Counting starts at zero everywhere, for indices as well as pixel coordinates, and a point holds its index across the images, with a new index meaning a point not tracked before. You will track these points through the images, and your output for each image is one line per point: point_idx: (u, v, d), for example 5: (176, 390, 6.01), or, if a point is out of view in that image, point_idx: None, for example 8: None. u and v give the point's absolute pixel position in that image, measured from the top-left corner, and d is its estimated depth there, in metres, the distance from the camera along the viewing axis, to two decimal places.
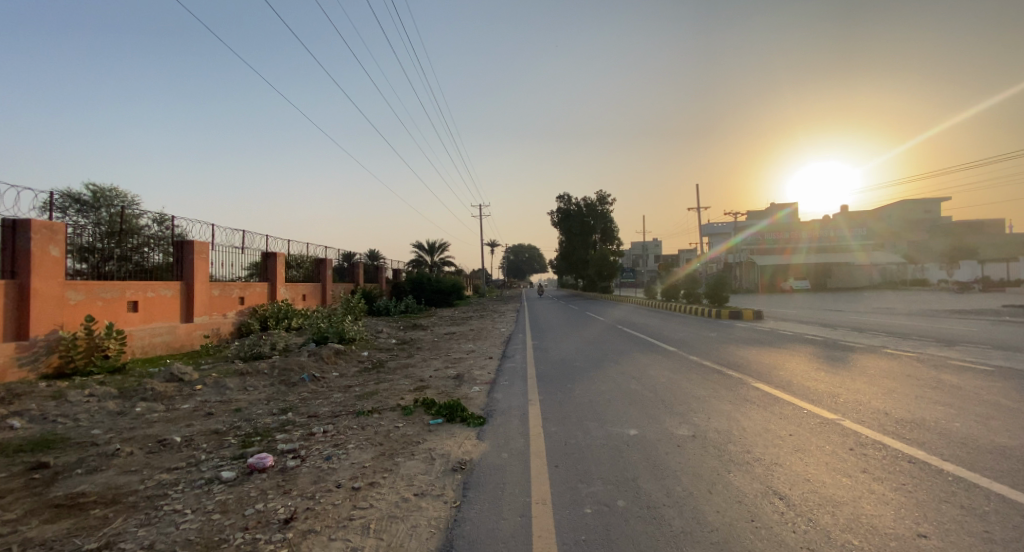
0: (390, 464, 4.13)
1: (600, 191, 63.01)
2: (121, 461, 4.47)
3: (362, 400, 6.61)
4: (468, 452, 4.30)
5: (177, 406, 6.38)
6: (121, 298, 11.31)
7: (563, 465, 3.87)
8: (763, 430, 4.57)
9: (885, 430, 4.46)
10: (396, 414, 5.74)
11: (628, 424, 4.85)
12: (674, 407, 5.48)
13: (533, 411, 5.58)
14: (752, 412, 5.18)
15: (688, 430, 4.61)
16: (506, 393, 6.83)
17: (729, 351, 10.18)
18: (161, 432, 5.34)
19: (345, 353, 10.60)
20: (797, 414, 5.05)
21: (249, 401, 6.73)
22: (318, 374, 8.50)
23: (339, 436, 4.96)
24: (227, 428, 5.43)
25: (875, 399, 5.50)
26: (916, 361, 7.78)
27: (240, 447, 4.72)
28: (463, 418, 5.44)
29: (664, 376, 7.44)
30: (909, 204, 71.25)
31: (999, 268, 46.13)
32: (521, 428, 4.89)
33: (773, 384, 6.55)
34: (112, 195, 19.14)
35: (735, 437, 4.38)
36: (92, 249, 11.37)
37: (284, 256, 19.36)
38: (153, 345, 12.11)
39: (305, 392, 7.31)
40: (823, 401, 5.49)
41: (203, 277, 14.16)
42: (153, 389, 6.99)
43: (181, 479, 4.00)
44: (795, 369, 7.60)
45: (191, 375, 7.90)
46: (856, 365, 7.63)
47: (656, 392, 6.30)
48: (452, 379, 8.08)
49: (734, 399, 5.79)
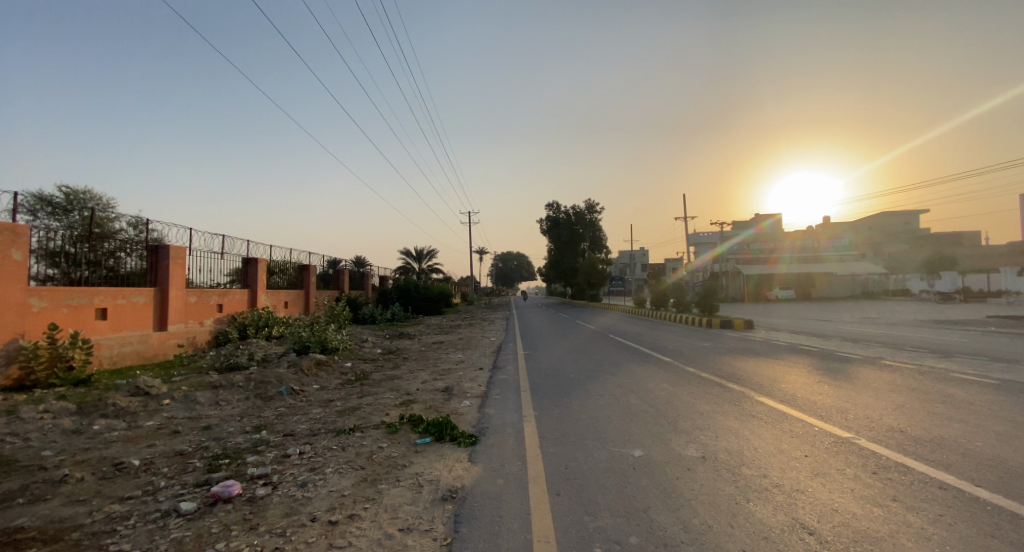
0: (372, 492, 3.71)
1: (589, 199, 63.52)
2: (68, 489, 3.94)
3: (344, 417, 6.15)
4: (460, 478, 3.90)
5: (140, 424, 5.84)
6: (89, 305, 10.65)
7: (566, 493, 3.50)
8: (776, 450, 4.27)
9: (905, 451, 4.19)
10: (379, 433, 5.31)
11: (633, 444, 4.51)
12: (679, 424, 5.15)
13: (529, 429, 5.21)
14: (761, 430, 4.89)
15: (696, 451, 4.28)
16: (498, 408, 6.45)
17: (725, 362, 9.93)
18: (119, 454, 4.81)
19: (327, 365, 10.08)
20: (809, 431, 4.77)
21: (221, 417, 6.22)
22: (297, 387, 8.00)
23: (317, 459, 4.52)
24: (194, 449, 4.93)
25: (886, 416, 5.25)
26: (918, 374, 7.61)
27: (204, 472, 4.23)
28: (453, 437, 5.05)
29: (663, 389, 7.13)
30: (889, 216, 72.95)
31: (977, 279, 47.07)
32: (516, 449, 4.51)
33: (777, 397, 6.29)
34: (87, 197, 18.35)
35: (747, 459, 4.06)
36: (62, 253, 10.72)
37: (266, 262, 18.74)
38: (123, 354, 11.43)
39: (282, 407, 6.81)
40: (834, 417, 5.23)
41: (179, 283, 13.52)
42: (115, 404, 6.41)
43: (134, 512, 3.50)
44: (797, 382, 7.35)
45: (159, 389, 7.33)
46: (858, 378, 7.44)
47: (657, 407, 5.97)
48: (439, 393, 7.66)
49: (740, 415, 5.48)
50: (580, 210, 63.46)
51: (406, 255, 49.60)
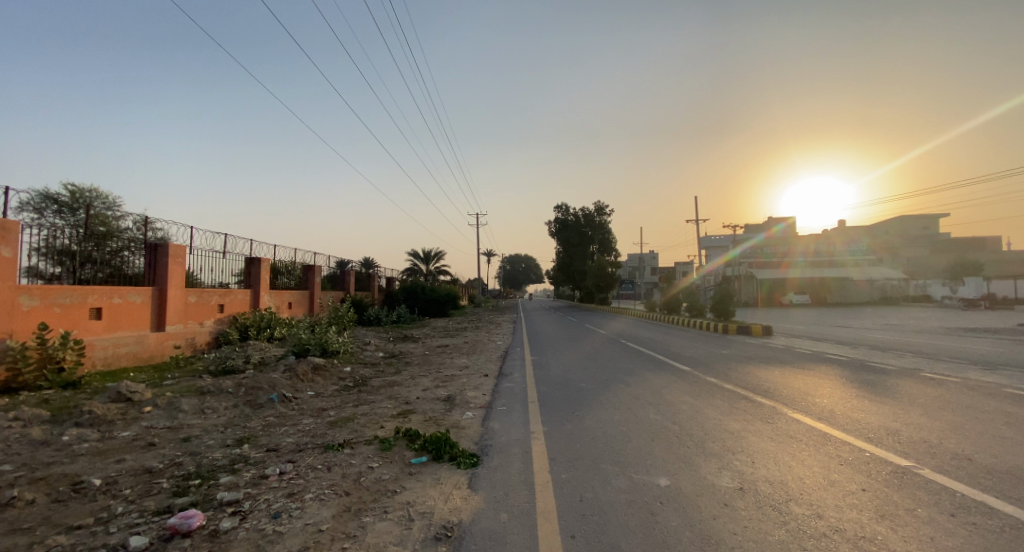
0: (355, 527, 3.18)
1: (598, 201, 62.96)
2: (13, 514, 3.46)
3: (335, 429, 5.62)
4: (457, 511, 3.34)
5: (115, 435, 5.38)
6: (83, 304, 10.30)
7: (582, 536, 2.93)
8: (826, 481, 3.66)
9: (981, 486, 3.55)
10: (371, 449, 4.76)
11: (658, 470, 3.92)
12: (708, 446, 4.55)
13: (538, 448, 4.65)
14: (803, 454, 4.27)
15: (733, 481, 3.68)
16: (504, 421, 5.89)
17: (748, 372, 9.27)
18: (82, 471, 4.33)
19: (324, 369, 9.60)
20: (859, 456, 4.16)
21: (203, 427, 5.75)
22: (291, 394, 7.51)
23: (297, 481, 3.99)
24: (166, 466, 4.44)
25: (946, 440, 4.59)
26: (968, 389, 6.89)
27: (168, 497, 3.71)
28: (453, 456, 4.50)
29: (685, 403, 6.51)
30: (907, 219, 71.22)
31: (1003, 286, 45.40)
32: (522, 474, 3.94)
33: (814, 414, 5.67)
34: (92, 196, 18.23)
35: (794, 493, 3.46)
36: (62, 251, 10.46)
37: (270, 262, 18.39)
38: (118, 356, 11.07)
39: (271, 417, 6.32)
40: (885, 440, 4.60)
41: (178, 282, 13.14)
42: (92, 411, 5.97)
43: (77, 546, 3.00)
44: (832, 396, 6.68)
45: (142, 395, 6.89)
46: (900, 393, 6.76)
47: (681, 424, 5.37)
48: (441, 403, 7.11)
49: (775, 435, 4.87)
50: (589, 211, 62.89)
51: (413, 257, 49.68)
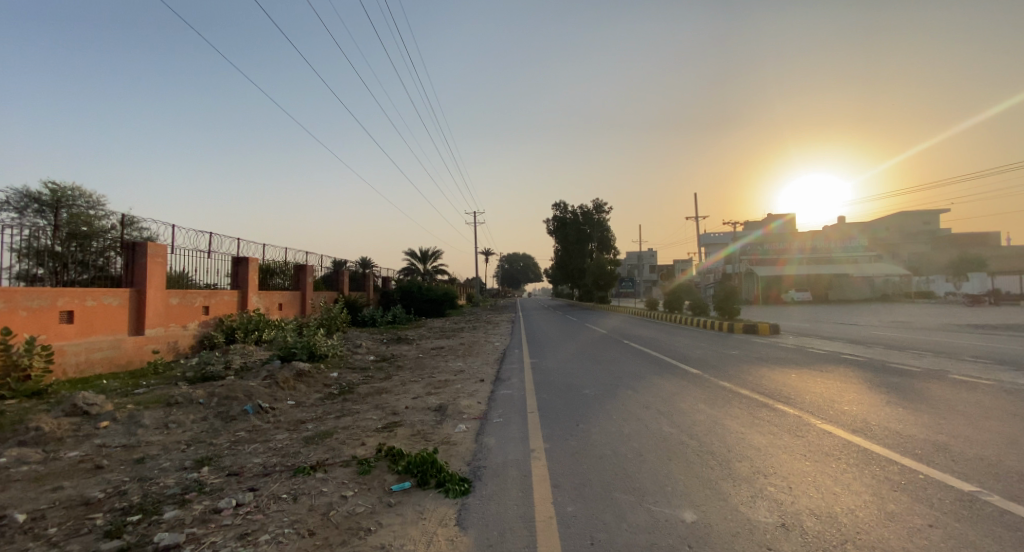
0: None
1: (596, 200, 62.34)
2: None
3: (310, 446, 5.01)
4: None
5: (60, 456, 4.76)
6: (52, 307, 9.65)
7: None
8: (883, 514, 3.05)
9: None
10: (347, 474, 4.14)
11: (683, 501, 3.31)
12: (735, 468, 3.94)
13: (540, 471, 4.04)
14: (848, 477, 3.66)
15: (771, 515, 3.08)
16: (500, 437, 5.27)
17: (761, 375, 8.67)
18: (6, 503, 3.70)
19: (308, 375, 8.97)
20: (915, 480, 3.55)
21: (163, 445, 5.13)
22: (267, 404, 6.88)
23: (255, 517, 3.37)
24: (107, 496, 3.83)
25: (1005, 456, 4.00)
26: (1005, 393, 6.32)
27: (97, 539, 3.09)
28: (442, 481, 3.89)
29: (699, 412, 5.91)
30: (906, 215, 70.80)
31: (1007, 281, 44.83)
32: (521, 507, 3.33)
33: (846, 426, 5.06)
34: (74, 194, 17.61)
35: (851, 532, 2.84)
36: (39, 252, 9.94)
37: (258, 262, 17.71)
38: (91, 361, 10.43)
39: (242, 432, 5.71)
40: (937, 457, 4.00)
41: (159, 284, 12.47)
42: (40, 429, 5.34)
43: None
44: (859, 403, 6.09)
45: (101, 409, 6.26)
46: (933, 399, 6.17)
47: (698, 439, 4.77)
48: (431, 413, 6.51)
49: (808, 452, 4.28)
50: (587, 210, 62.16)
51: (410, 256, 49.23)
